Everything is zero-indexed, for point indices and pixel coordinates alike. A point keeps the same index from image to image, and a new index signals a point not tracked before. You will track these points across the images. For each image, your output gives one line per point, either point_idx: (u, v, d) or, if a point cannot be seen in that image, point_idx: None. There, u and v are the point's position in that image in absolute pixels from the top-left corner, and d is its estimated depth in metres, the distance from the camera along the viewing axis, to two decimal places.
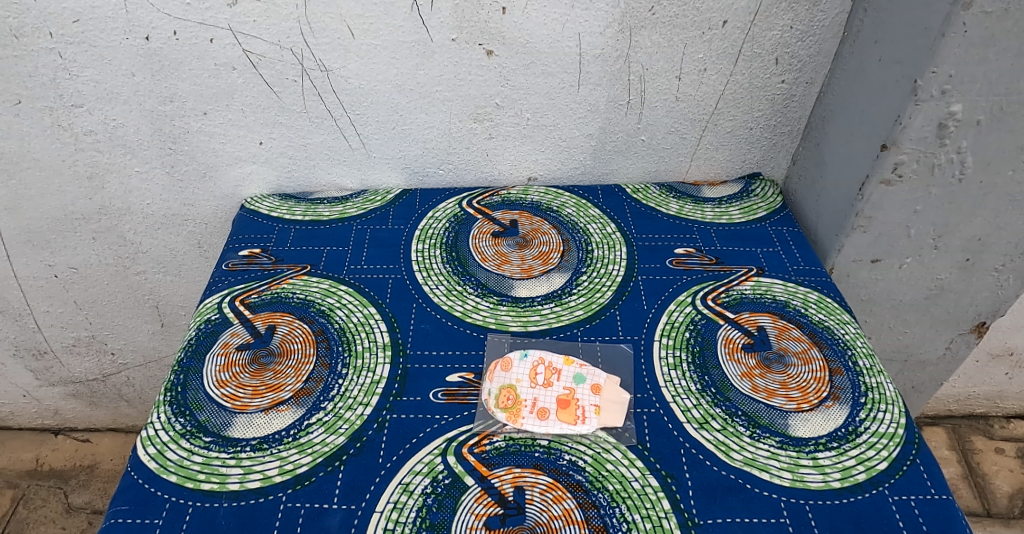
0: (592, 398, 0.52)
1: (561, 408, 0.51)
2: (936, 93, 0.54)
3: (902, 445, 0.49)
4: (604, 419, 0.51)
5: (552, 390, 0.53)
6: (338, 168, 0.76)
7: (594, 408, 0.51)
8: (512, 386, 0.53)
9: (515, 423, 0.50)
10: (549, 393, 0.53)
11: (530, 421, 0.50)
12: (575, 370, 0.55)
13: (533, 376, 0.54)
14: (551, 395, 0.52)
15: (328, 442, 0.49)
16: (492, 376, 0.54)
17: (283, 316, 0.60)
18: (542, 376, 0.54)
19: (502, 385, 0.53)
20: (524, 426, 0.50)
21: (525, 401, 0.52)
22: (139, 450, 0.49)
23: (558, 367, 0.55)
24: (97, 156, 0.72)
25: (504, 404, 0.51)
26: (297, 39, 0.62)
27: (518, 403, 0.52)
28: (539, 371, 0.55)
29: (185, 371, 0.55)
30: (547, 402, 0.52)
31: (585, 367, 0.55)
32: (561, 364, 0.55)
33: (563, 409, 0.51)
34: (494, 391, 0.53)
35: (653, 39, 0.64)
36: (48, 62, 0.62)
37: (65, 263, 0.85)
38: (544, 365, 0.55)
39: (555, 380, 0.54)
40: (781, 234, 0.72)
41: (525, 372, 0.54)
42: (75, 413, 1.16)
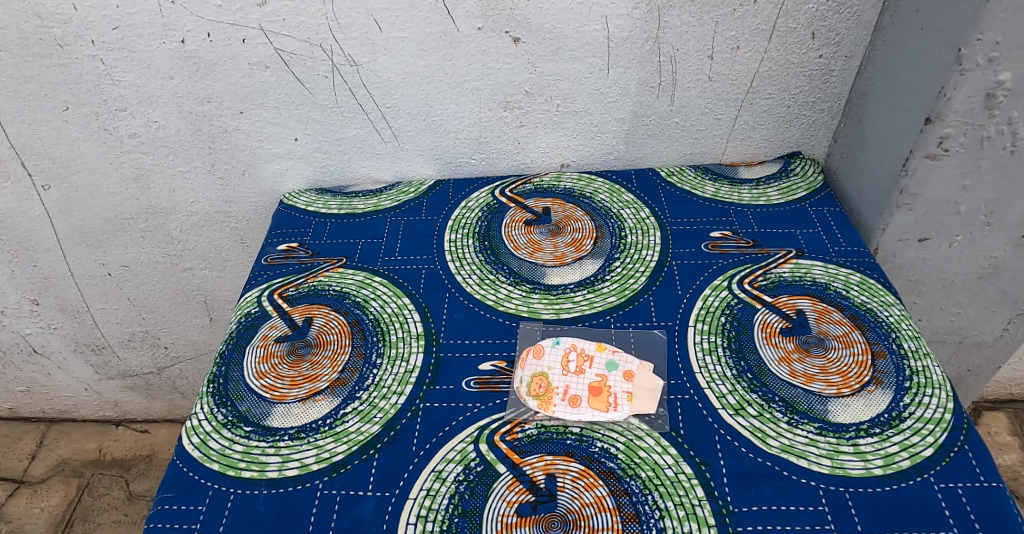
0: (625, 383, 0.52)
1: (593, 395, 0.51)
2: (982, 62, 0.51)
3: (949, 430, 0.47)
4: (636, 406, 0.50)
5: (584, 378, 0.53)
6: (372, 161, 0.77)
7: (628, 394, 0.51)
8: (544, 374, 0.53)
9: (547, 411, 0.50)
10: (582, 380, 0.53)
11: (562, 408, 0.50)
12: (608, 355, 0.55)
13: (565, 363, 0.54)
14: (583, 381, 0.52)
15: (363, 431, 0.50)
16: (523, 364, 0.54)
17: (320, 307, 0.61)
18: (574, 363, 0.54)
19: (534, 373, 0.53)
20: (556, 414, 0.50)
21: (556, 388, 0.52)
22: (184, 439, 0.51)
23: (590, 352, 0.55)
24: (142, 158, 0.75)
25: (536, 392, 0.52)
26: (325, 35, 0.63)
27: (549, 390, 0.52)
28: (571, 358, 0.55)
29: (226, 363, 0.57)
30: (579, 389, 0.52)
31: (618, 354, 0.55)
32: (593, 349, 0.55)
33: (595, 396, 0.51)
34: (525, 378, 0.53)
35: (683, 19, 0.62)
36: (92, 69, 0.65)
37: (117, 262, 0.90)
38: (576, 352, 0.55)
39: (588, 367, 0.54)
40: (822, 214, 0.69)
41: (557, 359, 0.54)
42: (133, 405, 1.23)
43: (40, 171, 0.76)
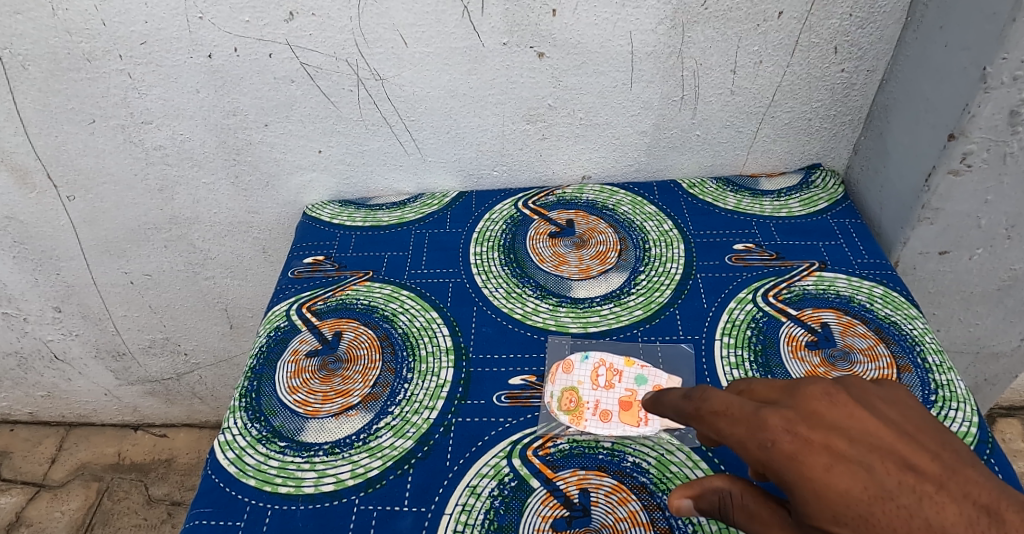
0: (655, 396, 0.53)
1: (624, 408, 0.52)
2: (1007, 80, 0.52)
3: (975, 444, 0.48)
4: (667, 419, 0.51)
5: (613, 392, 0.54)
6: (395, 173, 0.78)
7: (660, 407, 0.52)
8: (574, 389, 0.54)
9: (578, 425, 0.51)
10: (613, 395, 0.54)
11: (593, 423, 0.51)
12: (637, 369, 0.56)
13: (594, 377, 0.55)
14: (614, 396, 0.54)
15: (397, 446, 0.51)
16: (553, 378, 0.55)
17: (349, 321, 0.62)
18: (604, 377, 0.55)
19: (565, 387, 0.54)
20: (588, 428, 0.51)
21: (587, 402, 0.53)
22: (219, 454, 0.52)
23: (619, 366, 0.56)
24: (166, 169, 0.76)
25: (567, 406, 0.53)
26: (351, 50, 0.64)
27: (580, 405, 0.53)
28: (600, 373, 0.56)
29: (258, 377, 0.58)
30: (610, 404, 0.53)
31: (646, 368, 0.56)
32: (622, 363, 0.56)
33: (627, 410, 0.52)
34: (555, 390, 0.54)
35: (707, 34, 0.63)
36: (119, 83, 0.66)
37: (139, 271, 0.91)
38: (605, 366, 0.56)
39: (617, 381, 0.55)
40: (844, 226, 0.70)
41: (587, 374, 0.56)
42: (152, 410, 1.24)
43: (66, 183, 0.77)
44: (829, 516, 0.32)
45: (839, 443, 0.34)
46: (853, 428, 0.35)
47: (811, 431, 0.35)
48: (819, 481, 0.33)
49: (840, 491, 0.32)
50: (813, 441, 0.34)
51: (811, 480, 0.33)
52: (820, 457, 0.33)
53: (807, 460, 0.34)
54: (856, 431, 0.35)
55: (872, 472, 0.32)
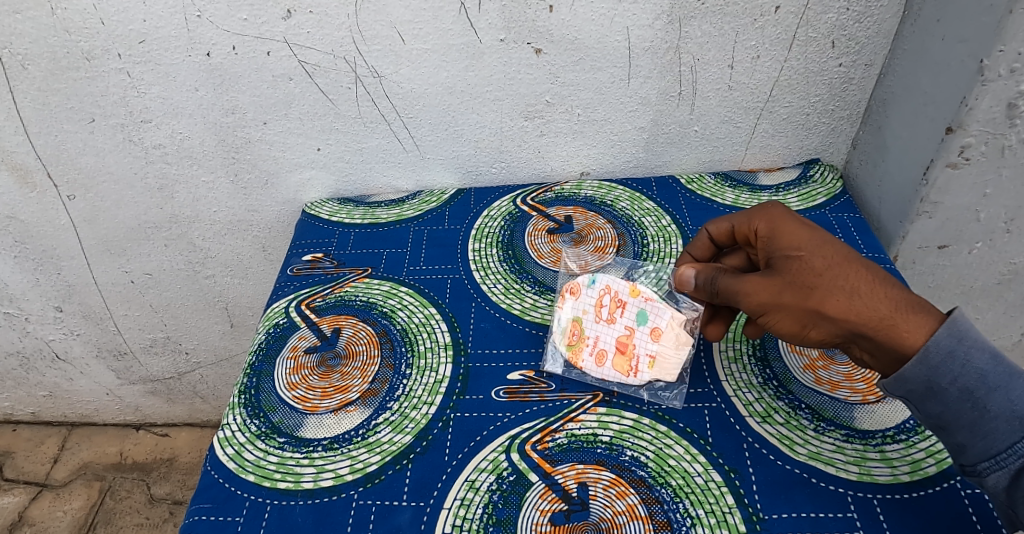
0: (651, 341, 0.54)
1: (619, 352, 0.55)
2: (1005, 72, 0.52)
3: None
4: (657, 371, 0.53)
5: (614, 328, 0.56)
6: (393, 171, 0.78)
7: (654, 353, 0.54)
8: (579, 320, 0.57)
9: (573, 364, 0.55)
10: (613, 333, 0.56)
11: (587, 363, 0.55)
12: (639, 304, 0.56)
13: (599, 313, 0.57)
14: (615, 335, 0.56)
15: (395, 441, 0.51)
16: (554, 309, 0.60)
17: (348, 318, 0.62)
18: (608, 308, 0.57)
19: (571, 319, 0.58)
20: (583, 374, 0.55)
21: (588, 340, 0.57)
22: (218, 450, 0.52)
23: (622, 299, 0.57)
24: (166, 168, 0.76)
25: (569, 341, 0.56)
26: (349, 48, 0.64)
27: (581, 340, 0.56)
28: (605, 302, 0.57)
29: (257, 374, 0.58)
30: (608, 344, 0.56)
31: (650, 305, 0.56)
32: (625, 297, 0.57)
33: (622, 354, 0.55)
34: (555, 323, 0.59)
35: (704, 29, 0.63)
36: (118, 82, 0.66)
37: (140, 270, 0.91)
38: (610, 296, 0.57)
39: (618, 317, 0.56)
40: (843, 220, 0.70)
41: (592, 305, 0.58)
42: (153, 409, 1.24)
43: (66, 182, 0.77)
44: (798, 322, 0.46)
45: (818, 266, 0.46)
46: (829, 257, 0.46)
47: (793, 262, 0.47)
48: (812, 298, 0.45)
49: (836, 296, 0.44)
50: (797, 267, 0.47)
51: (806, 299, 0.45)
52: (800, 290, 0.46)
53: (800, 280, 0.46)
54: (831, 259, 0.46)
55: (844, 282, 0.45)
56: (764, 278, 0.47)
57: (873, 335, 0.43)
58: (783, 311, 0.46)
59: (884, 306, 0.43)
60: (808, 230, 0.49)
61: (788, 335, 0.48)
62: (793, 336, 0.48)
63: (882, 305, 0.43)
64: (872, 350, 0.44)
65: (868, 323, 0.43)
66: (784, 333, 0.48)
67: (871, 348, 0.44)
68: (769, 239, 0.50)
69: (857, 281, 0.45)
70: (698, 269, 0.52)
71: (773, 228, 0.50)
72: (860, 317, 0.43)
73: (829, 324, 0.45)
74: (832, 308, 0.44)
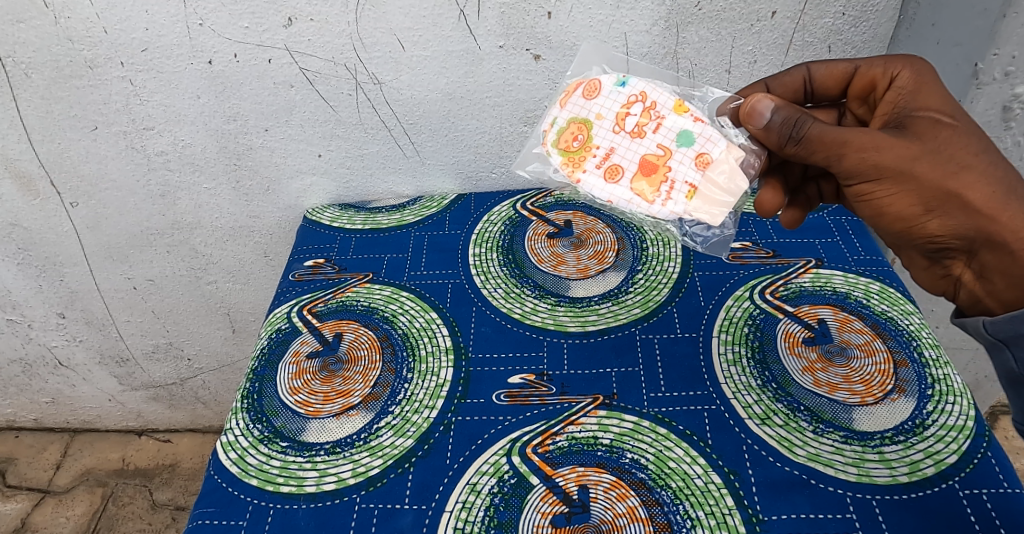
0: (692, 167, 0.56)
1: (652, 179, 0.57)
2: (999, 75, 0.57)
3: (973, 437, 0.48)
4: (691, 208, 0.56)
5: (640, 145, 0.58)
6: (394, 177, 0.79)
7: (693, 189, 0.56)
8: (588, 123, 0.59)
9: (577, 178, 0.59)
10: (639, 145, 0.58)
11: (603, 184, 0.58)
12: (680, 118, 0.57)
13: (626, 116, 0.58)
14: (644, 147, 0.57)
15: (397, 445, 0.51)
16: (563, 137, 0.60)
17: (350, 323, 0.63)
18: (638, 110, 0.58)
19: (576, 120, 0.59)
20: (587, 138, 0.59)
21: (614, 152, 0.58)
22: (221, 454, 0.53)
23: (660, 108, 0.58)
24: (168, 175, 0.77)
25: (574, 151, 0.59)
26: (350, 55, 0.65)
27: (592, 147, 0.59)
28: (630, 105, 0.58)
29: (259, 379, 0.58)
30: (639, 166, 0.57)
31: (695, 128, 0.57)
32: (664, 108, 0.58)
33: (654, 173, 0.57)
34: (568, 140, 0.60)
35: (701, 34, 0.63)
36: (121, 90, 0.67)
37: (142, 276, 0.91)
38: (643, 98, 0.58)
39: (652, 125, 0.58)
40: (841, 223, 0.70)
41: (619, 97, 0.59)
42: (155, 415, 1.24)
43: (69, 189, 0.78)
44: (924, 202, 0.44)
45: (974, 150, 0.43)
46: (978, 138, 0.44)
47: (946, 135, 0.44)
48: (956, 181, 0.43)
49: (983, 190, 0.42)
50: (945, 138, 0.44)
51: (951, 180, 0.43)
52: (951, 167, 0.43)
53: (954, 157, 0.43)
54: (987, 152, 0.43)
55: (998, 173, 0.43)
56: (906, 141, 0.44)
57: (1009, 243, 0.42)
58: (913, 184, 0.44)
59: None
60: (955, 101, 0.46)
61: (899, 216, 0.46)
62: (904, 217, 0.46)
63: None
64: (995, 263, 0.44)
65: (1012, 229, 0.42)
66: (896, 209, 0.46)
67: (993, 263, 0.44)
68: (913, 98, 0.47)
69: (1006, 172, 0.43)
70: (778, 107, 0.46)
71: (920, 89, 0.47)
72: (1004, 217, 0.42)
73: (962, 212, 0.43)
74: (974, 197, 0.42)
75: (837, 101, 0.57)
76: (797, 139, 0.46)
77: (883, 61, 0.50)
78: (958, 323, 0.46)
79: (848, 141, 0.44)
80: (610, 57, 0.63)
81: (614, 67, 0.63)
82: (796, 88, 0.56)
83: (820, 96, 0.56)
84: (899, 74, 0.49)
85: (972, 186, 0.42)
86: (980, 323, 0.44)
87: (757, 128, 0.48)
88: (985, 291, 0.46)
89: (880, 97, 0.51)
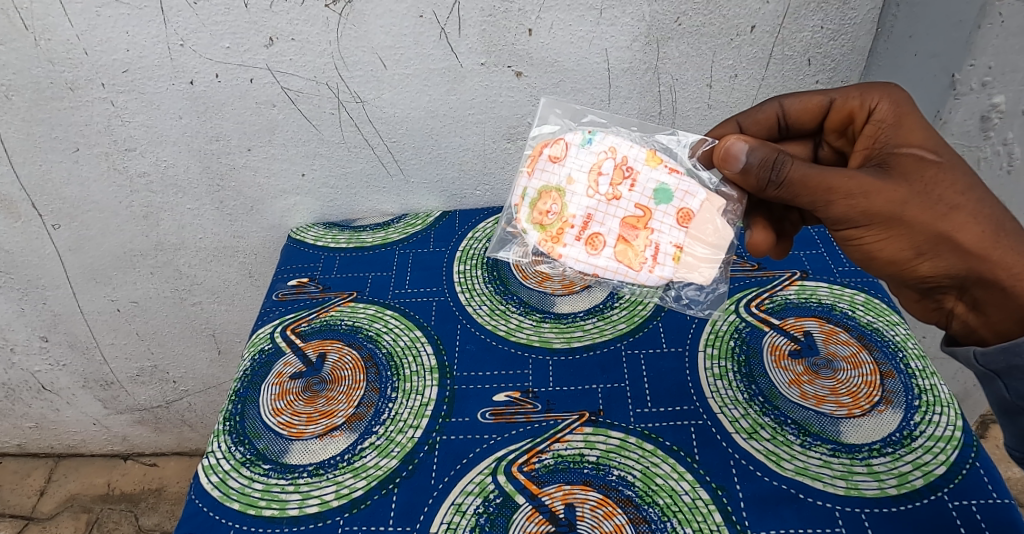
0: (673, 226, 0.57)
1: (635, 244, 0.58)
2: (976, 86, 0.58)
3: (960, 448, 0.47)
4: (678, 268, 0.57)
5: (618, 209, 0.58)
6: (378, 195, 0.78)
7: (680, 248, 0.57)
8: (562, 192, 0.59)
9: (561, 254, 0.59)
10: (617, 210, 0.58)
11: (588, 257, 0.59)
12: (653, 172, 0.57)
13: (598, 180, 0.58)
14: (622, 209, 0.58)
15: (381, 466, 0.51)
16: (537, 209, 0.60)
17: (333, 343, 0.62)
18: (610, 169, 0.58)
19: (550, 190, 0.59)
20: (564, 211, 0.59)
21: (592, 218, 0.58)
22: (203, 478, 0.52)
23: (631, 164, 0.58)
24: (151, 196, 0.76)
25: (553, 225, 0.60)
26: (331, 74, 0.65)
27: (571, 220, 0.59)
28: (601, 167, 0.58)
29: (242, 400, 0.58)
30: (620, 230, 0.58)
31: (671, 182, 0.57)
32: (635, 162, 0.58)
33: (637, 238, 0.58)
34: (543, 211, 0.60)
35: (681, 49, 0.64)
36: (102, 111, 0.67)
37: (126, 298, 0.90)
38: (613, 155, 0.58)
39: (627, 184, 0.58)
40: (825, 235, 0.70)
41: (588, 157, 0.59)
42: (141, 439, 1.22)
43: (51, 211, 0.77)
44: (915, 247, 0.45)
45: (959, 189, 0.44)
46: (963, 174, 0.44)
47: (930, 177, 0.44)
48: (946, 222, 0.43)
49: (972, 230, 0.43)
50: (929, 178, 0.44)
51: (941, 222, 0.43)
52: (940, 209, 0.43)
53: (941, 199, 0.44)
54: (972, 188, 0.44)
55: (984, 210, 0.43)
56: (891, 185, 0.44)
57: (1001, 281, 0.43)
58: (902, 228, 0.44)
59: None
60: (936, 133, 0.46)
61: (890, 259, 0.47)
62: (896, 261, 0.47)
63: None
64: (989, 300, 0.44)
65: (1004, 267, 0.43)
66: (888, 253, 0.46)
67: (985, 298, 0.45)
68: (894, 132, 0.47)
69: (992, 208, 0.43)
70: (753, 147, 0.46)
71: (901, 121, 0.47)
72: (995, 255, 0.43)
73: (953, 254, 0.44)
74: (964, 237, 0.43)
75: (813, 133, 0.57)
76: (778, 181, 0.46)
77: (859, 93, 0.50)
78: (949, 351, 0.46)
79: (831, 186, 0.44)
80: (569, 110, 0.63)
81: (575, 116, 0.63)
82: (770, 125, 0.56)
83: (796, 129, 0.56)
84: (877, 106, 0.49)
85: (960, 227, 0.43)
86: (971, 352, 0.44)
87: (734, 171, 0.48)
88: (978, 323, 0.46)
89: (859, 130, 0.51)
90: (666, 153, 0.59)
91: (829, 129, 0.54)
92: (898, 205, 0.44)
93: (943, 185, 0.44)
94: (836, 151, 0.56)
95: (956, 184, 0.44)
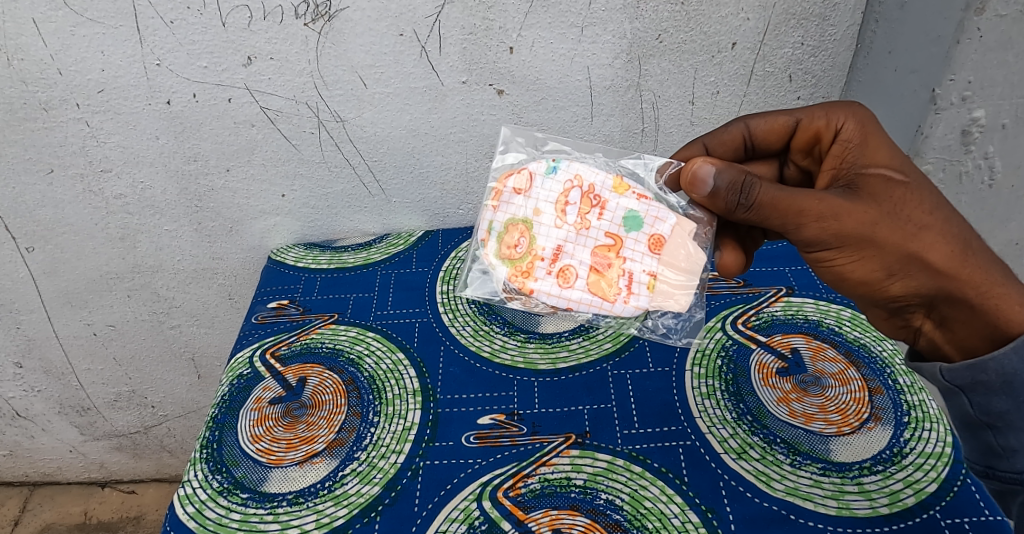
0: (646, 253, 0.57)
1: (608, 274, 0.57)
2: (956, 100, 0.56)
3: (951, 464, 0.47)
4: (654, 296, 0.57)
5: (590, 240, 0.57)
6: (360, 215, 0.77)
7: (654, 275, 0.57)
8: (529, 225, 0.58)
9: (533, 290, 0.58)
10: (589, 240, 0.57)
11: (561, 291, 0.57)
12: (622, 199, 0.57)
13: (566, 210, 0.57)
14: (593, 239, 0.57)
15: (363, 493, 0.49)
16: (504, 242, 0.59)
17: (314, 367, 0.60)
18: (577, 198, 0.57)
19: (517, 223, 0.58)
20: (532, 245, 0.58)
21: (562, 251, 0.57)
22: (178, 508, 0.50)
23: (598, 191, 0.57)
24: (128, 218, 0.75)
25: (522, 259, 0.58)
26: (311, 93, 0.64)
27: (542, 253, 0.58)
28: (569, 197, 0.57)
29: (219, 427, 0.56)
30: (592, 261, 0.57)
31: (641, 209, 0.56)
32: (603, 190, 0.57)
33: (610, 267, 0.57)
34: (511, 245, 0.59)
35: (663, 67, 0.64)
36: (77, 132, 0.65)
37: (103, 321, 0.88)
38: (578, 183, 0.57)
39: (596, 212, 0.57)
40: None
41: (554, 186, 0.57)
42: (119, 465, 1.19)
43: (24, 234, 0.75)
44: (886, 268, 0.45)
45: (926, 209, 0.44)
46: (930, 194, 0.45)
47: (898, 198, 0.44)
48: (917, 242, 0.43)
49: (941, 250, 0.43)
50: (898, 198, 0.44)
51: (911, 242, 0.43)
52: (910, 229, 0.43)
53: (910, 220, 0.43)
54: (938, 209, 0.44)
55: (951, 230, 0.43)
56: (860, 206, 0.44)
57: (970, 299, 0.42)
58: (874, 248, 0.44)
59: (991, 272, 0.43)
60: (901, 153, 0.46)
61: (862, 280, 0.46)
62: (868, 282, 0.46)
63: (990, 271, 0.43)
64: (956, 317, 0.44)
65: (973, 286, 0.42)
66: (859, 274, 0.46)
67: (953, 315, 0.44)
68: (861, 151, 0.48)
69: (959, 228, 0.44)
70: (719, 168, 0.45)
71: (867, 141, 0.48)
72: (965, 274, 0.43)
73: (925, 274, 0.44)
74: (934, 257, 0.43)
75: (777, 152, 0.57)
76: (747, 205, 0.45)
77: (823, 112, 0.50)
78: (913, 366, 0.46)
79: (802, 209, 0.44)
80: (530, 138, 0.61)
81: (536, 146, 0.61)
82: (736, 146, 0.55)
83: (762, 148, 0.56)
84: (844, 125, 0.49)
85: (930, 247, 0.43)
86: (935, 368, 0.44)
87: (701, 195, 0.47)
88: (944, 339, 0.45)
89: (826, 149, 0.51)
90: (634, 178, 0.58)
91: (795, 148, 0.54)
92: (869, 226, 0.44)
93: (911, 206, 0.44)
94: (800, 169, 0.56)
95: (922, 204, 0.44)
